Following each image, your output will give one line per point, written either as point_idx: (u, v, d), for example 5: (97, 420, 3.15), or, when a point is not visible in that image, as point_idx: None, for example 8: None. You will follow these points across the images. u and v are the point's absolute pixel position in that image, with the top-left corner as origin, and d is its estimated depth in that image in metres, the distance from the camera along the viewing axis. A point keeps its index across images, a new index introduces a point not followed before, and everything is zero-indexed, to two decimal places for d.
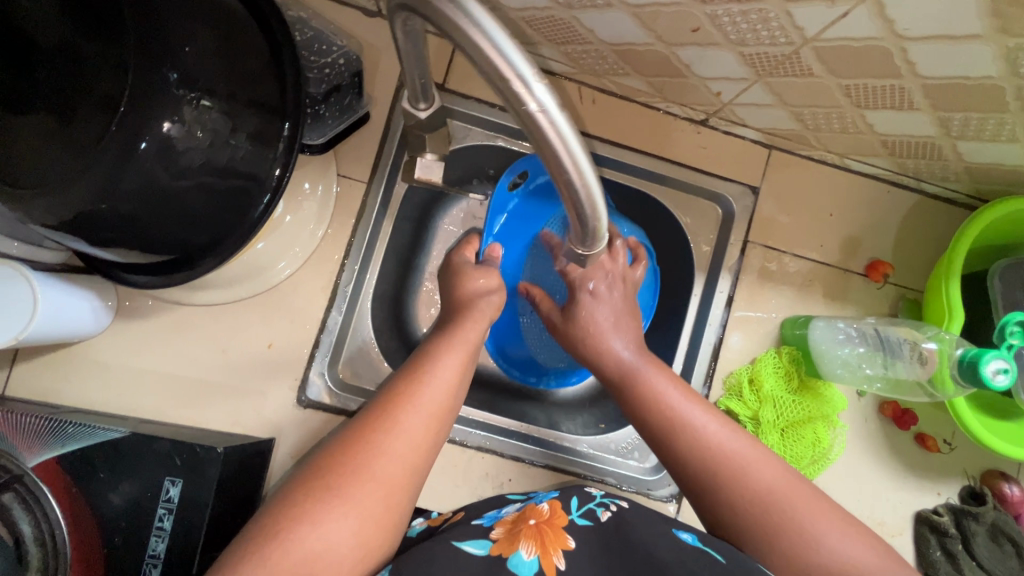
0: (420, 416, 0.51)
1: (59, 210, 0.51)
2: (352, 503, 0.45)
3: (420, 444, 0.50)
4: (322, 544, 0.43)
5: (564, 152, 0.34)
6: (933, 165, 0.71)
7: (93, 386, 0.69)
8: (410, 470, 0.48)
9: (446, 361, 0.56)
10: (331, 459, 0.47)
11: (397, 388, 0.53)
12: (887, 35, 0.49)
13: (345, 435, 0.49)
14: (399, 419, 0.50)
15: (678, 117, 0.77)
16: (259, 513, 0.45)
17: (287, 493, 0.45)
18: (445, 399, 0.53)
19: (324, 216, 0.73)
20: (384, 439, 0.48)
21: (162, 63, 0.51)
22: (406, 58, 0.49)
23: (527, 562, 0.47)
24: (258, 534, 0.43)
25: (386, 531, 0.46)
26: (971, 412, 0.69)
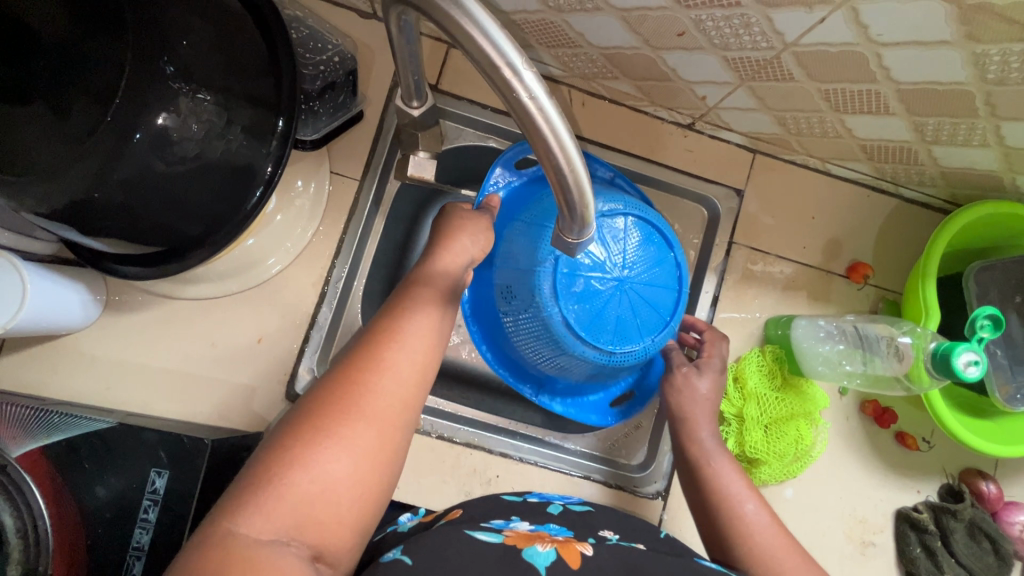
0: (408, 354, 0.48)
1: (49, 198, 0.51)
2: (346, 443, 0.43)
3: (409, 381, 0.48)
4: (318, 486, 0.41)
5: (553, 139, 0.36)
6: (910, 170, 0.73)
7: (79, 379, 0.68)
8: (402, 408, 0.46)
9: (428, 299, 0.53)
10: (319, 401, 0.44)
11: (383, 327, 0.50)
12: (862, 40, 0.51)
13: (332, 375, 0.47)
14: (385, 359, 0.47)
15: (666, 121, 0.79)
16: (248, 460, 0.43)
17: (276, 436, 0.43)
18: (432, 335, 0.51)
19: (316, 213, 0.74)
20: (372, 378, 0.46)
21: (159, 56, 0.52)
22: (401, 56, 0.51)
23: (541, 553, 0.47)
24: (250, 481, 0.41)
25: (384, 471, 0.44)
26: (958, 423, 0.70)
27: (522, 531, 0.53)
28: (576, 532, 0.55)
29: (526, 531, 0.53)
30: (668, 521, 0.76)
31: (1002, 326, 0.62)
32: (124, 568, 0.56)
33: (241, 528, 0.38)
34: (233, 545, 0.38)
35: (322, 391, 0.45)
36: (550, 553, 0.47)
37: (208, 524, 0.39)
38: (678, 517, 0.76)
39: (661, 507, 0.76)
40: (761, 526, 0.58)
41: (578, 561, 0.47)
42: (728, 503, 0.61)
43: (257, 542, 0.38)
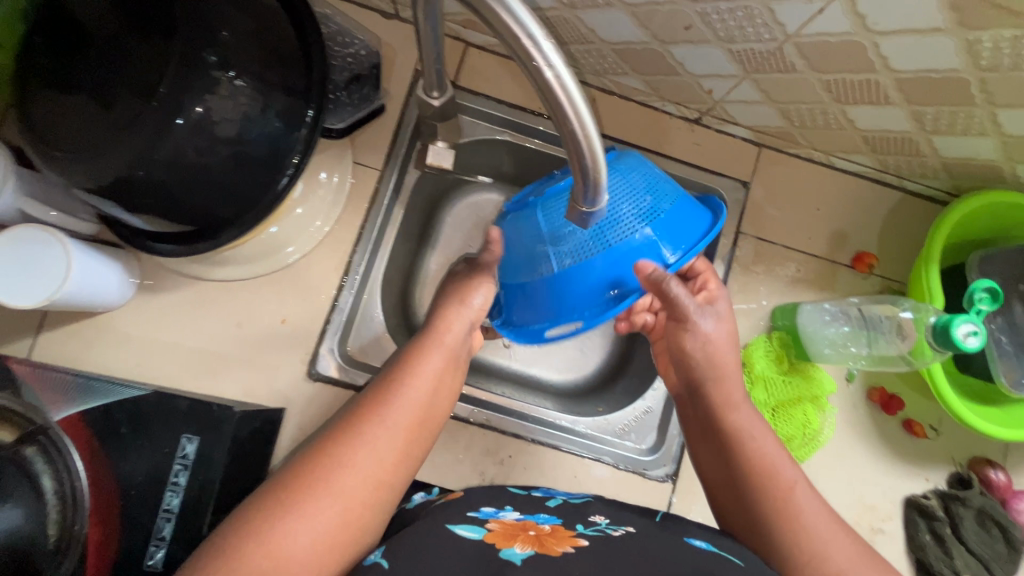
0: (388, 431, 0.54)
1: (96, 175, 0.56)
2: (306, 517, 0.46)
3: (382, 462, 0.52)
4: (275, 559, 0.44)
5: (568, 105, 0.39)
6: (912, 161, 0.76)
7: (112, 355, 0.72)
8: (364, 487, 0.50)
9: (421, 377, 0.59)
10: (292, 475, 0.49)
11: (370, 404, 0.55)
12: (859, 30, 0.54)
13: (313, 449, 0.51)
14: (362, 438, 0.52)
15: (674, 116, 0.82)
16: (224, 521, 0.46)
17: (249, 506, 0.47)
18: (419, 412, 0.57)
19: (339, 201, 0.78)
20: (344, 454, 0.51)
21: (203, 47, 0.55)
22: (426, 47, 0.55)
23: (518, 553, 0.47)
24: (218, 547, 0.44)
25: (347, 543, 0.48)
26: (963, 404, 0.71)
27: (507, 520, 0.55)
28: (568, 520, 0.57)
29: (512, 522, 0.55)
30: (677, 504, 0.78)
31: (999, 299, 0.64)
32: (154, 530, 0.58)
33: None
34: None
35: (305, 461, 0.50)
36: (527, 553, 0.47)
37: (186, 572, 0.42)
38: (688, 500, 0.78)
39: (670, 490, 0.78)
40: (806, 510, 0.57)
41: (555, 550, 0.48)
42: (770, 475, 0.59)
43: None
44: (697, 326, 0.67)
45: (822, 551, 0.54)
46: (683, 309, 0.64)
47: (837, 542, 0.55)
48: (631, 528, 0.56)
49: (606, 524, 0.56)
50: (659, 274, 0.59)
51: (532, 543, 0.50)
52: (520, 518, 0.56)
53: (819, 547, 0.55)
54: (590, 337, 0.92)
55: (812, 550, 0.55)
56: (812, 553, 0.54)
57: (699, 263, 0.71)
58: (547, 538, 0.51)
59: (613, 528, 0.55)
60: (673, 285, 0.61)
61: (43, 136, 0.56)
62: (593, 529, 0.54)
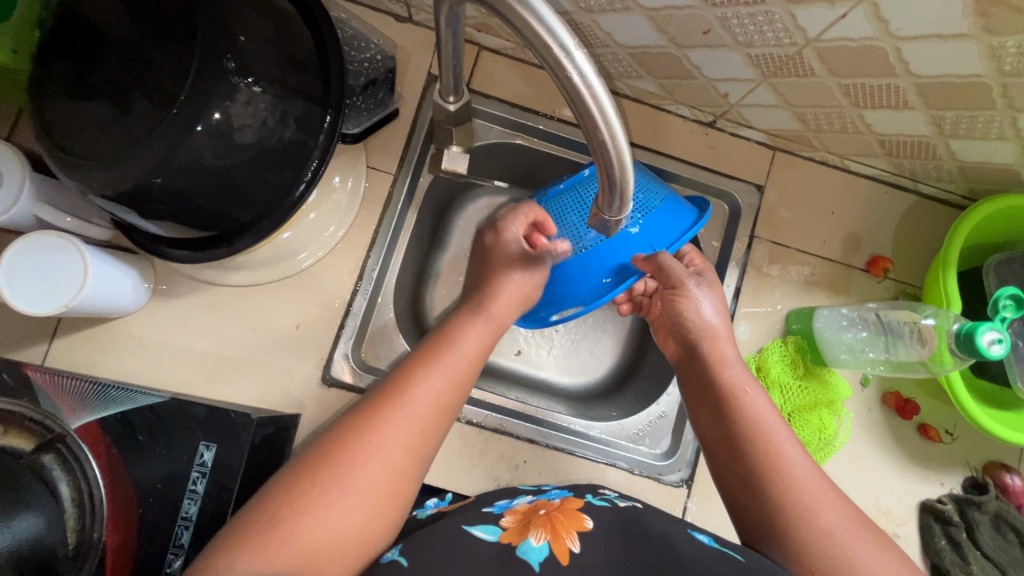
0: (426, 404, 0.55)
1: (115, 182, 0.55)
2: (347, 490, 0.49)
3: (421, 433, 0.54)
4: (320, 529, 0.47)
5: (599, 115, 0.38)
6: (928, 165, 0.75)
7: (127, 360, 0.72)
8: (392, 472, 0.51)
9: (454, 360, 0.59)
10: (333, 445, 0.51)
11: (403, 382, 0.56)
12: (882, 35, 0.53)
13: (350, 417, 0.53)
14: (401, 411, 0.53)
15: (688, 119, 0.82)
16: (257, 493, 0.49)
17: (296, 472, 0.50)
18: (449, 393, 0.57)
19: (353, 205, 0.77)
20: (372, 437, 0.51)
21: (223, 53, 0.54)
22: (445, 53, 0.55)
23: (535, 548, 0.50)
24: (266, 512, 0.47)
25: (387, 512, 0.51)
26: (980, 410, 0.71)
27: (519, 509, 0.57)
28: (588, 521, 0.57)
29: (524, 509, 0.57)
30: (692, 509, 0.77)
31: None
32: (173, 537, 0.58)
33: (238, 562, 0.44)
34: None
35: (336, 441, 0.51)
36: (543, 548, 0.50)
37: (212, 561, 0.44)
38: (703, 505, 0.77)
39: (686, 495, 0.77)
40: (801, 469, 0.56)
41: (568, 556, 0.49)
42: (762, 436, 0.59)
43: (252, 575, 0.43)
44: (693, 296, 0.67)
45: (815, 506, 0.53)
46: (677, 277, 0.67)
47: (836, 503, 0.54)
48: (639, 503, 0.61)
49: (615, 497, 0.62)
50: (656, 256, 0.68)
51: (544, 526, 0.53)
52: (532, 505, 0.59)
53: (811, 503, 0.54)
54: (602, 340, 0.92)
55: (806, 505, 0.54)
56: (803, 508, 0.53)
57: (688, 248, 0.76)
58: (558, 519, 0.53)
59: (621, 499, 0.61)
60: (671, 264, 0.68)
61: (61, 142, 0.56)
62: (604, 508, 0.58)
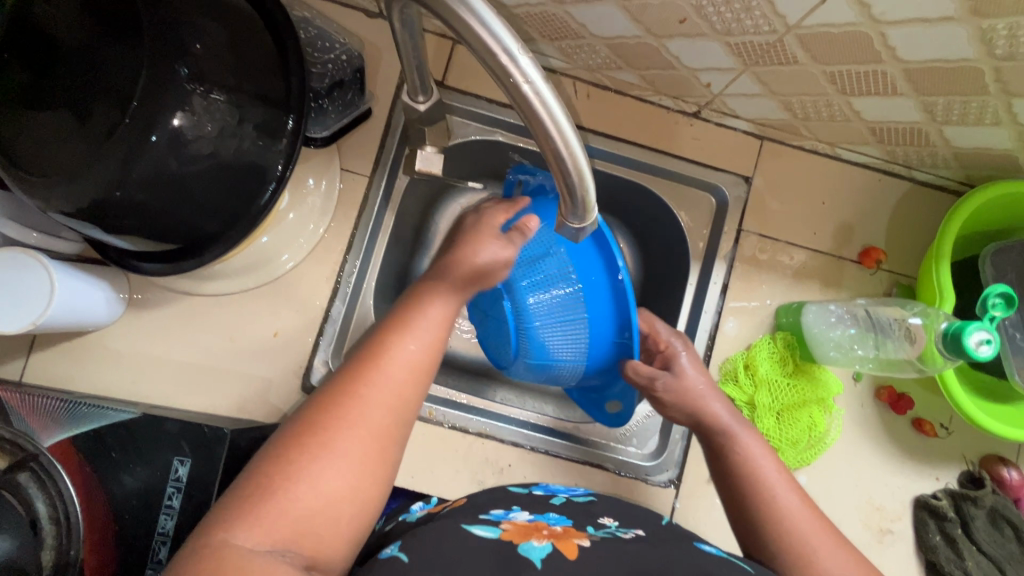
0: (403, 369, 0.50)
1: (72, 197, 0.54)
2: (336, 460, 0.44)
3: (404, 397, 0.49)
4: (312, 500, 0.42)
5: (549, 120, 0.37)
6: (923, 152, 0.72)
7: (105, 374, 0.71)
8: (387, 431, 0.47)
9: (427, 321, 0.54)
10: (313, 416, 0.46)
11: (382, 346, 0.51)
12: (865, 20, 0.50)
13: (327, 386, 0.48)
14: (383, 375, 0.49)
15: (672, 110, 0.79)
16: (244, 468, 0.44)
17: (275, 446, 0.44)
18: (430, 353, 0.52)
19: (327, 210, 0.75)
20: (359, 396, 0.47)
21: (175, 58, 0.53)
22: (406, 51, 0.53)
23: (537, 548, 0.48)
24: (250, 492, 0.41)
25: (377, 480, 0.46)
26: (974, 406, 0.69)
27: (520, 521, 0.54)
28: (577, 520, 0.55)
29: (525, 522, 0.53)
30: (680, 509, 0.76)
31: (1014, 305, 0.61)
32: (151, 553, 0.58)
33: (243, 537, 0.39)
34: (230, 553, 0.38)
35: (314, 409, 0.46)
36: (546, 547, 0.48)
37: (201, 540, 0.39)
38: (690, 506, 0.76)
39: (673, 495, 0.76)
40: (788, 505, 0.58)
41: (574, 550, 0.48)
42: (751, 476, 0.61)
43: (255, 550, 0.39)
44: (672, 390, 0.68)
45: (808, 549, 0.54)
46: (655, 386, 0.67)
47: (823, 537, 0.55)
48: (642, 530, 0.55)
49: (615, 526, 0.55)
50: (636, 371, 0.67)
51: (549, 535, 0.50)
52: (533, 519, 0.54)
53: (807, 545, 0.55)
54: None
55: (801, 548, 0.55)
56: (799, 550, 0.55)
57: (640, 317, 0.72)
58: (560, 530, 0.51)
59: (623, 530, 0.54)
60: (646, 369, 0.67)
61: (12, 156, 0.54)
62: (605, 530, 0.53)
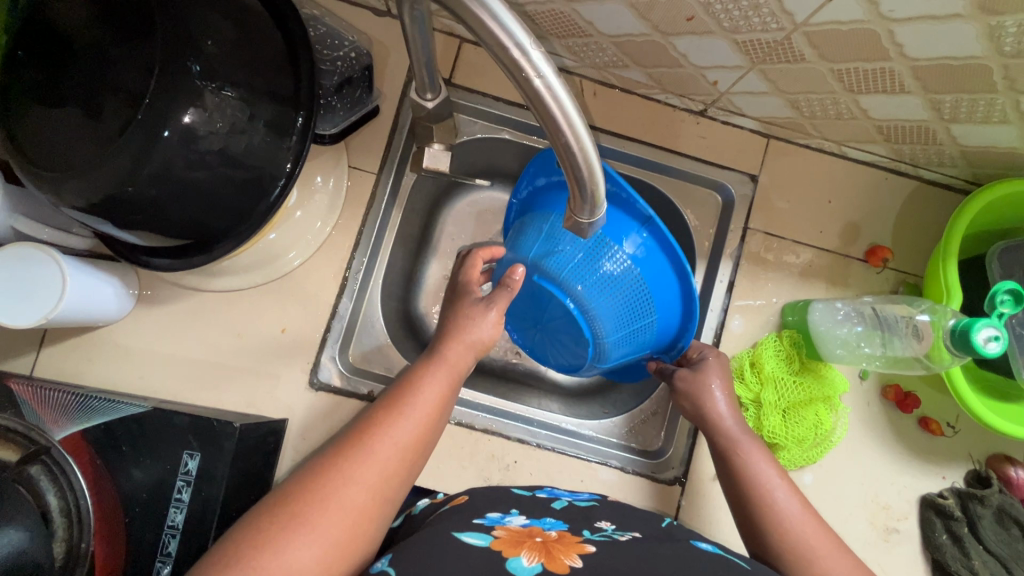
0: (393, 450, 0.50)
1: (82, 192, 0.54)
2: (314, 533, 0.44)
3: (390, 477, 0.49)
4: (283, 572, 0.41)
5: (561, 117, 0.37)
6: (929, 151, 0.72)
7: (114, 369, 0.72)
8: (368, 511, 0.47)
9: (423, 398, 0.55)
10: (302, 486, 0.46)
11: (376, 423, 0.52)
12: (874, 17, 0.51)
13: (321, 459, 0.49)
14: (373, 453, 0.49)
15: (678, 108, 0.79)
16: (231, 527, 0.44)
17: (259, 512, 0.45)
18: (421, 432, 0.53)
19: (335, 208, 0.76)
20: (347, 475, 0.47)
21: (187, 54, 0.52)
22: (415, 48, 0.53)
23: (526, 567, 0.46)
24: (225, 556, 0.41)
25: (350, 560, 0.45)
26: (978, 400, 0.69)
27: (513, 526, 0.54)
28: (572, 524, 0.56)
29: (518, 528, 0.54)
30: (686, 506, 0.76)
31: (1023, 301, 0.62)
32: (160, 546, 0.58)
33: None
34: None
35: (299, 481, 0.47)
36: (535, 568, 0.46)
37: None
38: (696, 503, 0.76)
39: (679, 493, 0.76)
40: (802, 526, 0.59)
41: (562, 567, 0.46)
42: (767, 497, 0.61)
43: None
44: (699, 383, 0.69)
45: (817, 558, 0.56)
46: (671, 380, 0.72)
47: (833, 555, 0.56)
48: (639, 533, 0.55)
49: (612, 530, 0.56)
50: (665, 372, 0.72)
51: (540, 551, 0.49)
52: (528, 526, 0.55)
53: (814, 554, 0.57)
54: None
55: (808, 557, 0.57)
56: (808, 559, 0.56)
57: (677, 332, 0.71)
58: (555, 545, 0.50)
59: (620, 533, 0.55)
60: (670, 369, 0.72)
61: (28, 152, 0.55)
62: (601, 534, 0.54)
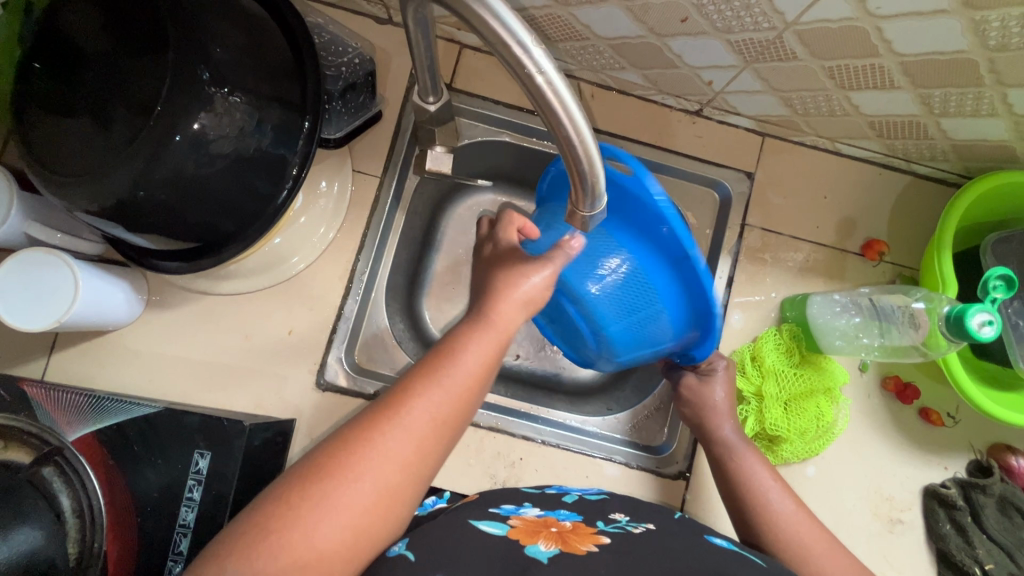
0: (427, 422, 0.46)
1: (97, 197, 0.55)
2: (341, 507, 0.42)
3: (423, 451, 0.46)
4: (309, 547, 0.40)
5: (562, 111, 0.38)
6: (921, 145, 0.74)
7: (123, 372, 0.73)
8: (400, 484, 0.44)
9: (462, 366, 0.49)
10: (330, 456, 0.44)
11: (408, 393, 0.47)
12: (862, 14, 0.52)
13: (352, 427, 0.46)
14: (405, 424, 0.45)
15: (674, 109, 0.81)
16: (260, 495, 0.43)
17: (289, 479, 0.43)
18: (459, 402, 0.48)
19: (339, 211, 0.77)
20: (378, 448, 0.44)
21: (196, 63, 0.54)
22: (418, 52, 0.55)
23: (544, 551, 0.47)
24: (252, 527, 0.40)
25: (380, 531, 0.44)
26: (971, 383, 0.70)
27: (529, 517, 0.55)
28: (587, 516, 0.57)
29: (533, 519, 0.55)
30: (691, 501, 0.77)
31: (1015, 287, 0.63)
32: (172, 545, 0.59)
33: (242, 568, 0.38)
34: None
35: (327, 448, 0.44)
36: (553, 552, 0.47)
37: (212, 552, 0.40)
38: (701, 497, 0.77)
39: (684, 487, 0.77)
40: (795, 522, 0.62)
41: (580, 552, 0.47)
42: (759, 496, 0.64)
43: None
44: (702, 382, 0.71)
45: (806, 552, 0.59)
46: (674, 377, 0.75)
47: (825, 546, 0.59)
48: (652, 526, 0.56)
49: (626, 522, 0.56)
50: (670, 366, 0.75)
51: (556, 540, 0.50)
52: (543, 516, 0.56)
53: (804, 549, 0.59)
54: None
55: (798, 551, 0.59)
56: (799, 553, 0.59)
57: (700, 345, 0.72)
58: (571, 534, 0.51)
59: (633, 525, 0.56)
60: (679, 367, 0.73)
61: (43, 160, 0.56)
62: (614, 526, 0.55)
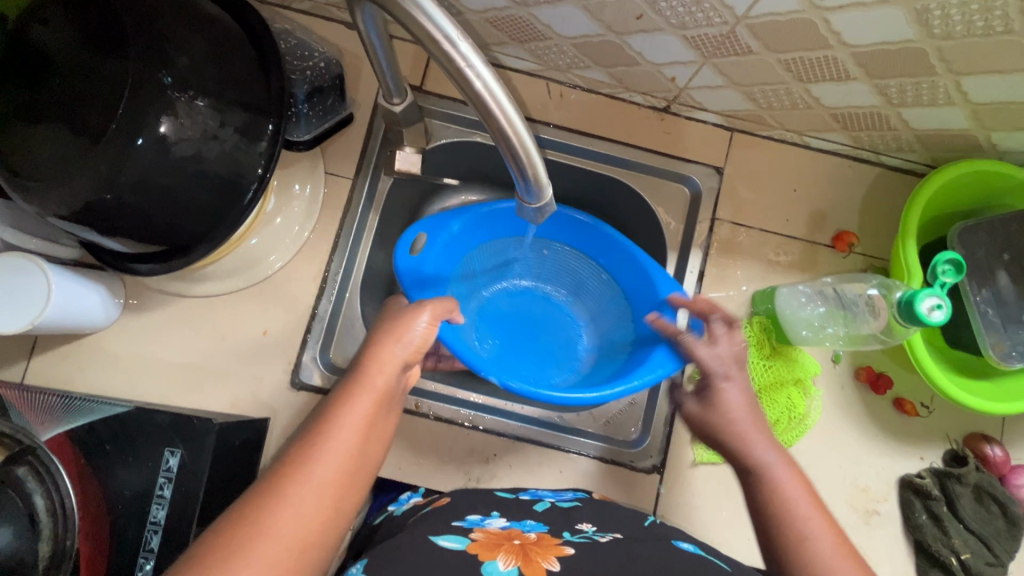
0: (317, 486, 0.43)
1: (67, 200, 0.57)
2: None
3: (316, 517, 0.42)
4: None
5: (492, 102, 0.40)
6: (886, 136, 0.75)
7: (101, 375, 0.74)
8: (294, 561, 0.40)
9: (345, 421, 0.47)
10: (208, 547, 0.39)
11: (290, 461, 0.44)
12: (808, 6, 0.53)
13: (232, 511, 0.41)
14: (289, 495, 0.42)
15: (642, 106, 0.82)
16: None
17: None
18: (350, 461, 0.46)
19: (312, 213, 0.79)
20: (263, 527, 0.40)
21: (159, 68, 0.56)
22: (376, 55, 0.56)
23: (501, 571, 0.47)
24: None
25: None
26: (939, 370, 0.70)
27: (492, 529, 0.55)
28: (553, 526, 0.57)
29: (497, 530, 0.55)
30: (665, 494, 0.77)
31: (962, 271, 0.63)
32: (143, 542, 0.60)
33: None
34: None
35: (206, 540, 0.40)
36: (510, 573, 0.47)
37: None
38: (675, 490, 0.77)
39: (658, 481, 0.77)
40: (835, 566, 0.48)
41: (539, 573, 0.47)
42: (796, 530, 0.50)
43: None
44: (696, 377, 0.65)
45: None
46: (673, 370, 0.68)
47: None
48: (620, 534, 0.56)
49: (593, 531, 0.56)
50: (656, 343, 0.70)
51: (516, 555, 0.50)
52: (507, 528, 0.56)
53: None
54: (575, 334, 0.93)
55: None
56: None
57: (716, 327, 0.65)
58: (532, 548, 0.51)
59: (601, 534, 0.55)
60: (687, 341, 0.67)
61: (14, 167, 0.58)
62: (580, 535, 0.55)
